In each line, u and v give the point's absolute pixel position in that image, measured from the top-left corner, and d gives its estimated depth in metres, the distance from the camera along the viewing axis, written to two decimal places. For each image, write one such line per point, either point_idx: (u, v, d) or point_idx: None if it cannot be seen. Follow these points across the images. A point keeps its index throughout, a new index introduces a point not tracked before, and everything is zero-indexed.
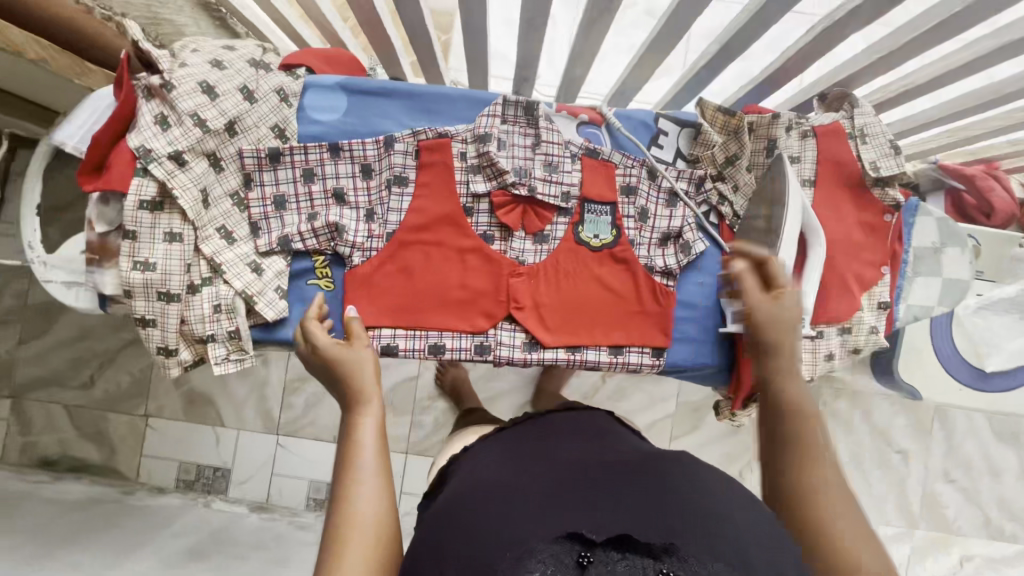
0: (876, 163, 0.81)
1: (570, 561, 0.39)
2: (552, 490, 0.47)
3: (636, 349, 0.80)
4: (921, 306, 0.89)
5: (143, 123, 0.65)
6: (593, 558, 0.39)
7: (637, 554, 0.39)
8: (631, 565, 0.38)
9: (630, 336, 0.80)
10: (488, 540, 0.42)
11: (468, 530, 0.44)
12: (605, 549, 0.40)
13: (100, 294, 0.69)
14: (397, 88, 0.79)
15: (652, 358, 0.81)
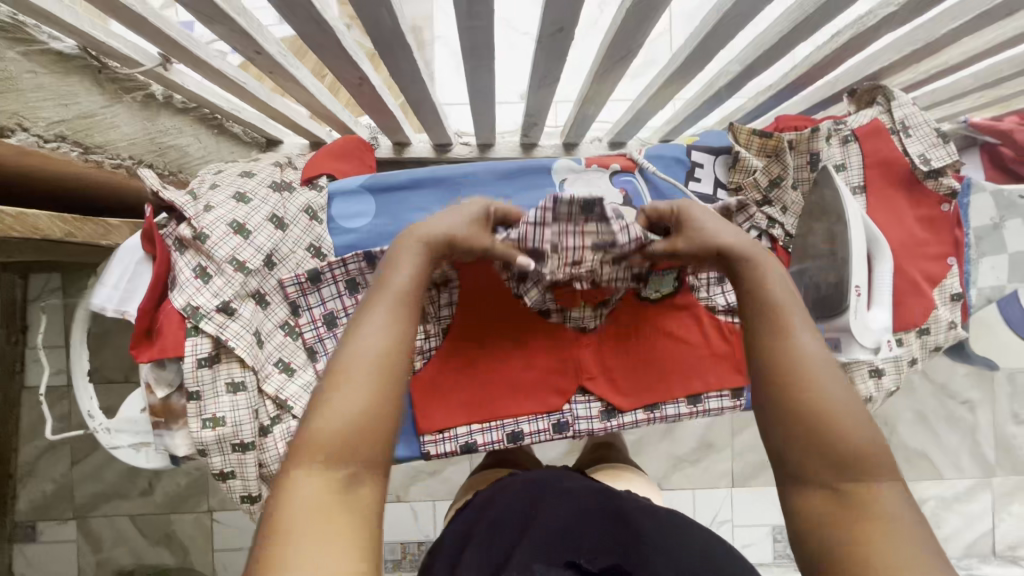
0: (926, 156, 0.77)
1: None
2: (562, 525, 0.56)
3: (715, 395, 0.77)
4: (991, 287, 0.86)
5: (183, 280, 0.64)
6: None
7: None
8: None
9: (706, 382, 0.76)
10: None
11: None
12: None
13: (172, 455, 0.67)
14: (422, 176, 0.76)
15: (733, 401, 0.77)
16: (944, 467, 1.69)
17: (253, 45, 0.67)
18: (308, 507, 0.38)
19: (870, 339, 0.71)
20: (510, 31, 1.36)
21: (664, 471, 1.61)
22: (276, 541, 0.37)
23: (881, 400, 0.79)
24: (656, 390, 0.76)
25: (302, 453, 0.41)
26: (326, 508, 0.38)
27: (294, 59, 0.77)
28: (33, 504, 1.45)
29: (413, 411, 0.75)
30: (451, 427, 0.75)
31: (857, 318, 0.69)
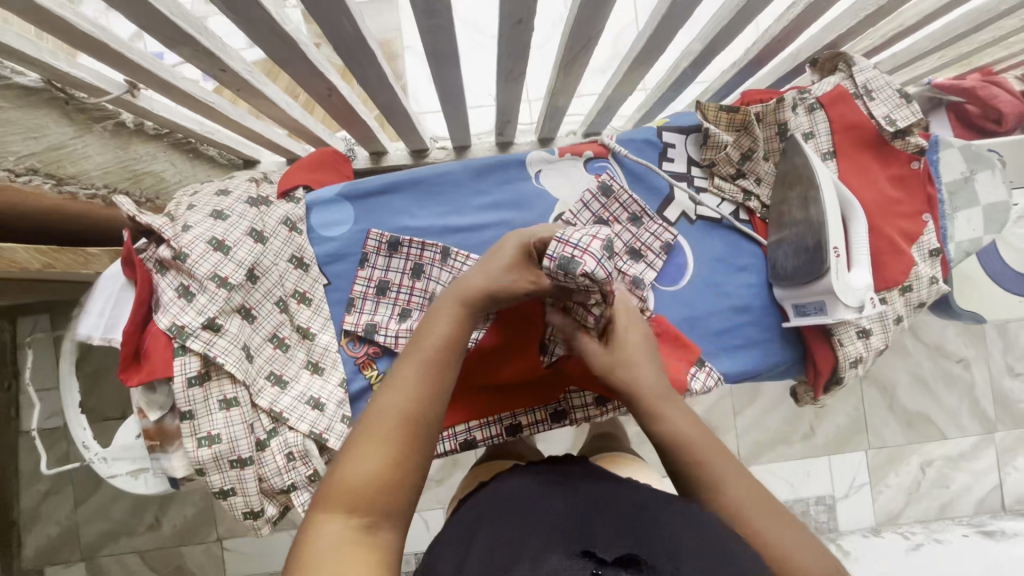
0: (892, 117, 0.78)
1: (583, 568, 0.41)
2: (573, 514, 0.52)
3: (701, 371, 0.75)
4: (970, 240, 0.87)
5: (167, 300, 0.64)
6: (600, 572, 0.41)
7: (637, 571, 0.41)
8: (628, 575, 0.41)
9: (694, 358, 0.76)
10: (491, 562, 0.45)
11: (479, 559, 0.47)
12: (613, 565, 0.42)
13: (170, 478, 0.67)
14: (398, 180, 0.77)
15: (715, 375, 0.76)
16: (946, 427, 1.70)
17: (219, 65, 0.68)
18: (331, 555, 0.40)
19: (853, 298, 0.69)
20: (478, 36, 1.38)
21: None
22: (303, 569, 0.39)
23: (871, 360, 0.79)
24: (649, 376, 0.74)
25: (328, 504, 0.43)
26: (348, 547, 0.40)
27: (262, 76, 0.77)
28: (38, 549, 1.43)
29: None
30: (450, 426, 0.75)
31: (838, 281, 0.69)
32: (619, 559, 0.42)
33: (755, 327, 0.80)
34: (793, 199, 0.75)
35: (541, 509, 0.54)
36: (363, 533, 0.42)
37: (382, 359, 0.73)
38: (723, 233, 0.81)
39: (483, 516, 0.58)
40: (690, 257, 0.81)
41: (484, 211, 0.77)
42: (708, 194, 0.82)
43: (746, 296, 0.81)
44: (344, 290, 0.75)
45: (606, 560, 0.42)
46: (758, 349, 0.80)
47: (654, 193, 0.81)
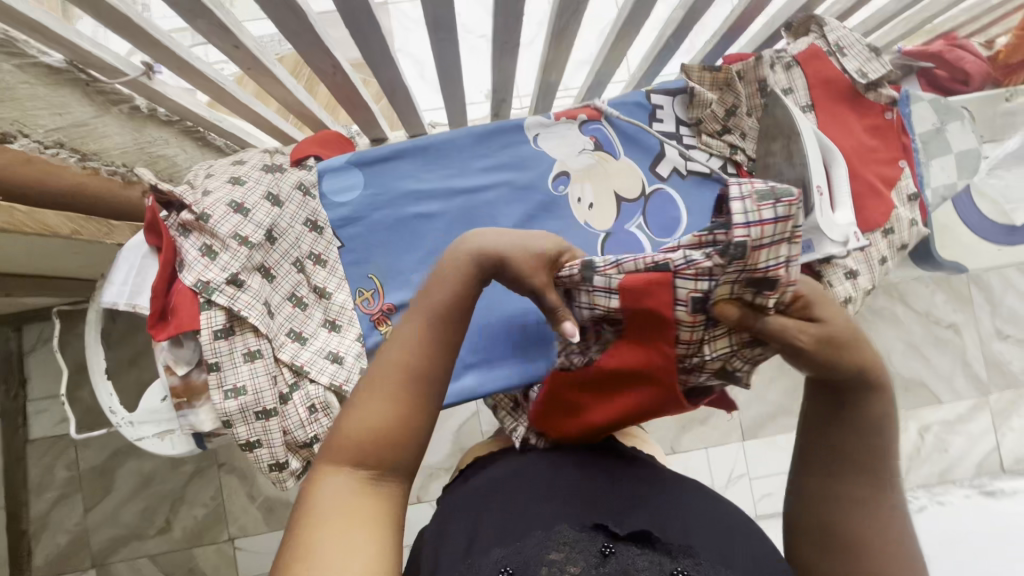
0: (863, 70, 0.84)
1: (596, 549, 0.48)
2: (586, 481, 0.58)
3: None
4: (945, 186, 0.92)
5: (191, 259, 0.67)
6: (616, 553, 0.47)
7: (653, 552, 0.48)
8: (648, 559, 0.47)
9: None
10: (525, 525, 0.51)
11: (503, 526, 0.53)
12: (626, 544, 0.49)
13: (197, 433, 0.69)
14: (405, 147, 0.81)
15: None
16: (941, 391, 1.75)
17: (232, 41, 0.72)
18: (334, 507, 0.42)
19: (838, 234, 0.74)
20: (468, 35, 1.42)
21: (676, 434, 1.65)
22: (307, 519, 0.41)
23: (860, 300, 0.84)
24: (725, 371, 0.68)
25: (332, 459, 0.44)
26: (351, 502, 0.42)
27: (270, 56, 0.82)
28: (48, 559, 1.43)
29: None
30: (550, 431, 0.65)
31: (823, 218, 0.73)
32: (632, 537, 0.50)
33: None
34: (776, 149, 0.80)
35: (561, 470, 0.59)
36: (364, 487, 0.44)
37: (396, 315, 0.77)
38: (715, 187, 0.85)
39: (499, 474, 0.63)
40: (683, 208, 0.84)
41: (487, 174, 0.82)
42: (697, 150, 0.86)
43: None
44: (357, 252, 0.78)
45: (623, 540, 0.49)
46: None
47: (646, 151, 0.85)
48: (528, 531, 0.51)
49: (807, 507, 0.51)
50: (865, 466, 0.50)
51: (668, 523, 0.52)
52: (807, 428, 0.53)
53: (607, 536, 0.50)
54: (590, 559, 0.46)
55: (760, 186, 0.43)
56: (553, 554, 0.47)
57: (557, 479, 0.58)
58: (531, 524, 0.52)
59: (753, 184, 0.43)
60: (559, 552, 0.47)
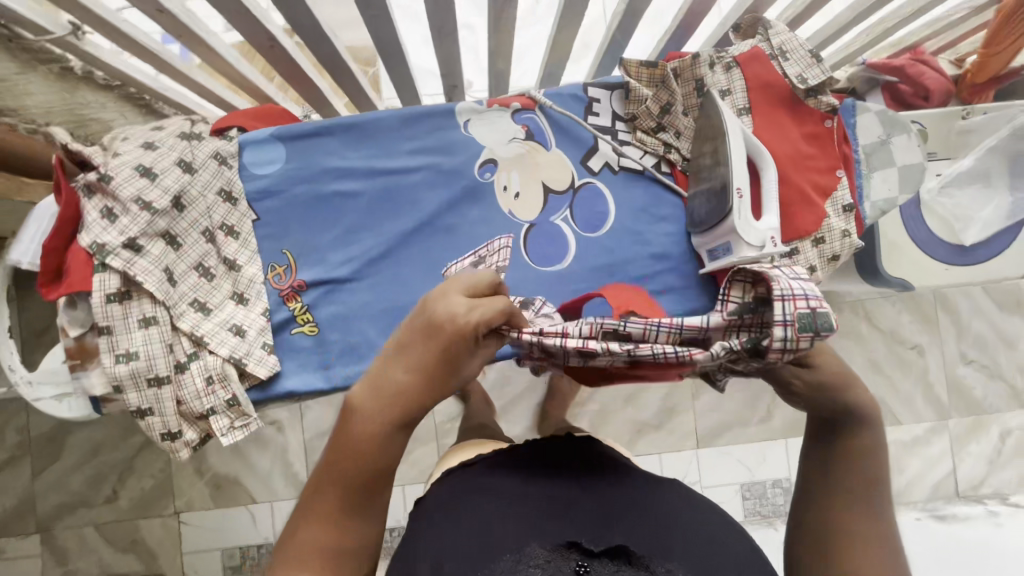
0: (803, 75, 0.82)
1: (569, 569, 0.44)
2: (558, 492, 0.54)
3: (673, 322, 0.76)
4: (886, 200, 0.91)
5: (91, 220, 0.66)
6: (590, 570, 0.44)
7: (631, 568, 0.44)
8: None
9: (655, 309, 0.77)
10: (489, 540, 0.48)
11: (469, 538, 0.49)
12: (603, 560, 0.45)
13: (90, 397, 0.69)
14: (331, 124, 0.80)
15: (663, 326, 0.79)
16: (901, 412, 1.73)
17: (153, 3, 0.71)
18: None
19: (755, 237, 0.73)
20: None
21: (629, 438, 1.65)
22: None
23: None
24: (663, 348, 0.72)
25: None
26: None
27: (203, 24, 0.81)
28: None
29: (327, 351, 0.76)
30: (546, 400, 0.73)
31: (740, 221, 0.72)
32: (608, 553, 0.45)
33: (674, 275, 0.83)
34: (706, 151, 0.79)
35: (532, 487, 0.55)
36: None
37: (306, 292, 0.77)
38: (645, 184, 0.85)
39: (470, 485, 0.58)
40: (611, 204, 0.84)
41: (415, 158, 0.81)
42: (631, 146, 0.85)
43: (665, 246, 0.84)
44: (273, 227, 0.78)
45: (597, 556, 0.45)
46: (676, 295, 0.83)
47: (579, 145, 0.84)
48: (497, 555, 0.46)
49: (801, 536, 0.49)
50: (854, 496, 0.47)
51: (651, 534, 0.48)
52: (805, 463, 0.52)
53: (580, 552, 0.45)
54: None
55: (804, 307, 0.40)
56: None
57: (526, 493, 0.54)
58: (502, 546, 0.47)
59: (797, 303, 0.40)
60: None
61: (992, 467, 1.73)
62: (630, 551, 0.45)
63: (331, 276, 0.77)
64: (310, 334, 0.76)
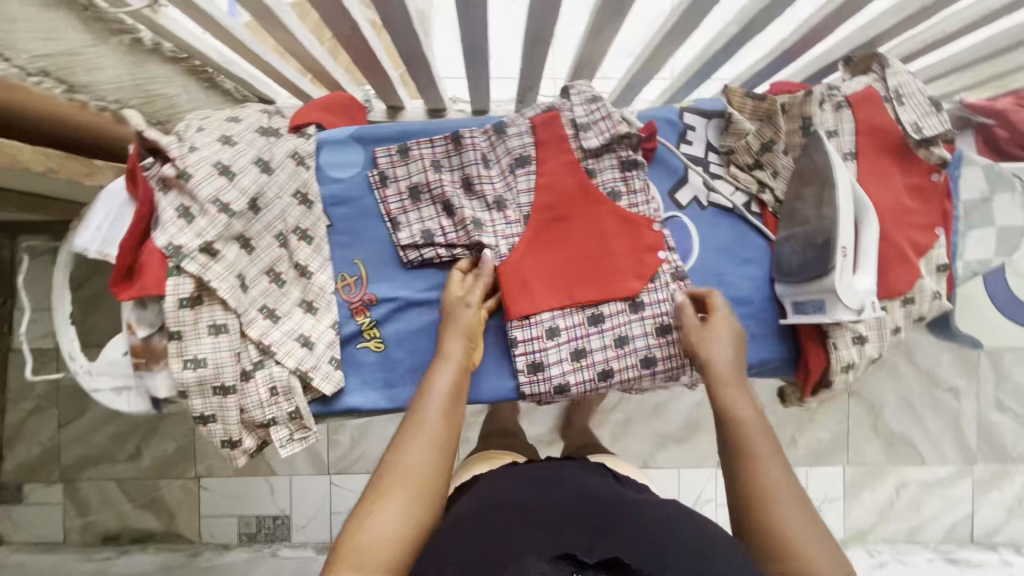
0: (919, 124, 0.77)
1: None
2: (562, 508, 0.54)
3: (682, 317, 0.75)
4: (979, 260, 0.87)
5: (166, 219, 0.63)
6: None
7: None
8: None
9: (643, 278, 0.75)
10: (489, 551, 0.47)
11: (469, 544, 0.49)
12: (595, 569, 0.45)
13: (152, 397, 0.67)
14: (413, 129, 0.76)
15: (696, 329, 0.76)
16: (926, 453, 1.71)
17: None
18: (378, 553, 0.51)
19: (853, 299, 0.69)
20: None
21: (651, 449, 1.64)
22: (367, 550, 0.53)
23: (862, 368, 0.80)
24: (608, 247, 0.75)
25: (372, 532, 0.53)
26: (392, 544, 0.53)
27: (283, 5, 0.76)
28: (20, 466, 1.63)
29: (394, 369, 0.73)
30: (535, 313, 0.74)
31: (841, 281, 0.68)
32: (602, 564, 0.45)
33: (753, 321, 0.80)
34: (806, 196, 0.74)
35: (529, 502, 0.55)
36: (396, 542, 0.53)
37: (375, 307, 0.73)
38: (732, 223, 0.80)
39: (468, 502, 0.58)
40: (696, 241, 0.80)
41: (499, 172, 0.76)
42: (722, 181, 0.81)
43: (747, 290, 0.80)
44: (346, 234, 0.74)
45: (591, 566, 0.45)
46: (751, 343, 0.80)
47: (668, 175, 0.80)
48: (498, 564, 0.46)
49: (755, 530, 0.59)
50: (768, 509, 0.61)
51: (647, 544, 0.48)
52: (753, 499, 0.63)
53: (574, 564, 0.45)
54: None
55: None
56: None
57: (523, 506, 0.54)
58: (498, 558, 0.46)
59: None
60: None
61: (1010, 516, 1.72)
62: (623, 564, 0.45)
63: (400, 294, 0.73)
64: (376, 351, 0.73)
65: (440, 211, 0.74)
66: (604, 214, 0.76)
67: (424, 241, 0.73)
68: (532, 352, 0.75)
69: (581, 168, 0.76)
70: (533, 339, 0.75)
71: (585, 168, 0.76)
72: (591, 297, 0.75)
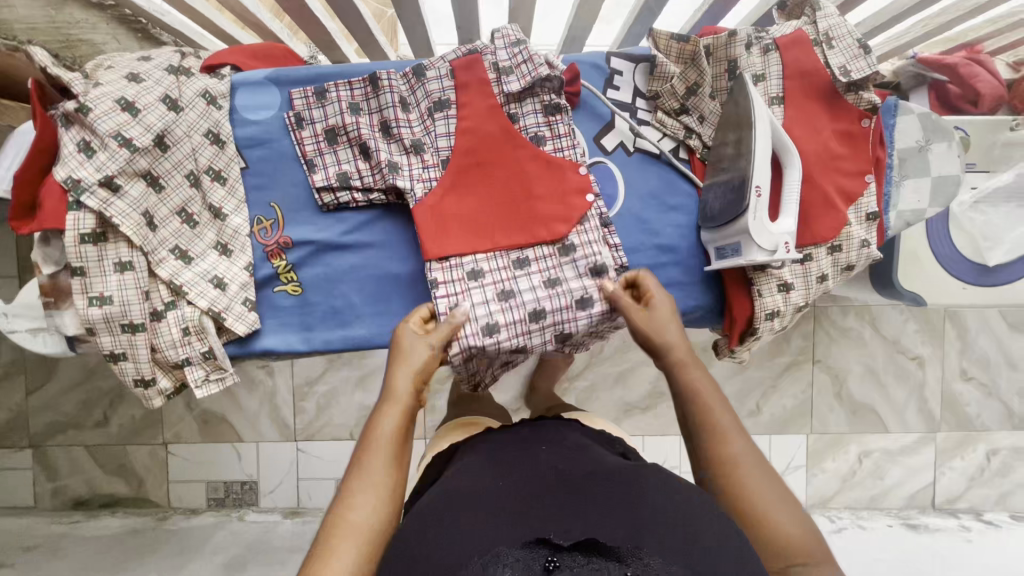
0: (846, 67, 0.75)
1: (537, 566, 0.41)
2: (534, 488, 0.51)
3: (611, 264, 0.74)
4: (912, 211, 0.85)
5: (66, 154, 0.62)
6: (560, 564, 0.41)
7: (602, 558, 0.41)
8: (595, 567, 0.40)
9: (565, 221, 0.73)
10: (460, 545, 0.44)
11: (441, 539, 0.45)
12: (571, 552, 0.42)
13: (64, 336, 0.67)
14: (331, 71, 0.75)
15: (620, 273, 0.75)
16: (889, 421, 1.72)
17: None
18: None
19: (767, 241, 0.69)
20: None
21: (614, 417, 1.65)
22: None
23: (789, 316, 0.80)
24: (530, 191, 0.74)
25: None
26: None
27: None
28: None
29: (312, 311, 0.73)
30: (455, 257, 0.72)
31: (755, 222, 0.68)
32: (577, 546, 0.43)
33: (679, 268, 0.80)
34: (730, 140, 0.74)
35: (502, 486, 0.51)
36: None
37: (292, 250, 0.73)
38: (659, 170, 0.80)
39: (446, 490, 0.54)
40: (621, 187, 0.79)
41: (418, 115, 0.74)
42: (650, 127, 0.80)
43: (674, 237, 0.79)
44: (262, 177, 0.73)
45: (566, 549, 0.42)
46: (676, 291, 0.80)
47: (594, 121, 0.79)
48: (468, 556, 0.42)
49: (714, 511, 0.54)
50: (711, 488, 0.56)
51: (622, 528, 0.45)
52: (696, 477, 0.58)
53: (549, 548, 0.43)
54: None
55: None
56: None
57: (495, 489, 0.51)
58: (470, 551, 0.43)
59: None
60: None
61: (972, 484, 1.73)
62: (600, 544, 0.43)
63: (318, 237, 0.73)
64: (294, 294, 0.73)
65: (357, 154, 0.73)
66: (526, 158, 0.74)
67: (338, 184, 0.72)
68: (455, 294, 0.71)
69: (502, 112, 0.74)
70: (457, 281, 0.72)
71: (506, 113, 0.74)
72: (512, 241, 0.73)
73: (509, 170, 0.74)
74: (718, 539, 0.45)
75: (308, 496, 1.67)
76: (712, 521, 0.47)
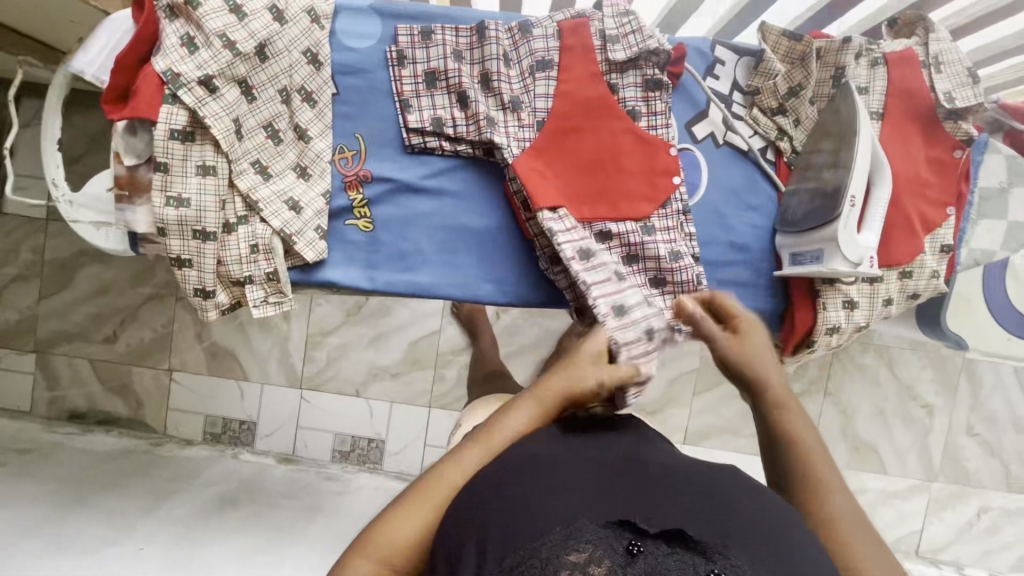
0: (952, 94, 0.75)
1: (620, 547, 0.39)
2: (611, 465, 0.46)
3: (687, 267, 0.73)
4: (983, 251, 0.86)
5: (169, 45, 0.61)
6: (644, 552, 0.39)
7: (688, 551, 0.39)
8: (681, 561, 0.38)
9: (652, 200, 0.74)
10: (537, 513, 0.41)
11: (514, 500, 0.42)
12: (655, 540, 0.40)
13: (131, 232, 0.66)
14: (436, 12, 0.73)
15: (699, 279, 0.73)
16: (889, 463, 1.69)
17: None
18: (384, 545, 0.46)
19: (853, 252, 0.68)
20: None
21: None
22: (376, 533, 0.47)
23: (846, 335, 0.79)
24: (622, 166, 0.74)
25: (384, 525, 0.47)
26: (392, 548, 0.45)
27: None
28: None
29: (380, 249, 0.73)
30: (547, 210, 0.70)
31: (845, 233, 0.67)
32: (662, 536, 0.40)
33: (747, 269, 0.79)
34: (825, 148, 0.73)
35: (582, 449, 0.48)
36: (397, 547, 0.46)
37: (370, 185, 0.72)
38: (745, 166, 0.79)
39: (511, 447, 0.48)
40: (704, 178, 0.78)
41: (518, 72, 0.72)
42: (743, 123, 0.79)
43: (748, 236, 0.79)
44: (352, 106, 0.72)
45: (650, 536, 0.40)
46: (741, 290, 0.79)
47: (690, 106, 0.78)
48: (546, 527, 0.40)
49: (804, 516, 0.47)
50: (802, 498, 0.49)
51: (705, 512, 0.42)
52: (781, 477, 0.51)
53: (632, 531, 0.40)
54: (615, 564, 0.38)
55: None
56: (574, 556, 0.38)
57: (580, 459, 0.46)
58: (549, 521, 0.40)
59: None
60: (580, 559, 0.38)
61: (957, 538, 1.70)
62: (687, 537, 0.40)
63: (397, 177, 0.72)
64: (364, 230, 0.73)
65: (454, 102, 0.71)
66: (620, 132, 0.73)
67: (431, 129, 0.71)
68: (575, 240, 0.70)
69: (603, 81, 0.73)
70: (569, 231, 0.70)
71: (608, 82, 0.73)
72: (600, 213, 0.73)
73: (604, 141, 0.73)
74: (806, 549, 0.42)
75: (303, 445, 1.61)
76: (798, 528, 0.43)
